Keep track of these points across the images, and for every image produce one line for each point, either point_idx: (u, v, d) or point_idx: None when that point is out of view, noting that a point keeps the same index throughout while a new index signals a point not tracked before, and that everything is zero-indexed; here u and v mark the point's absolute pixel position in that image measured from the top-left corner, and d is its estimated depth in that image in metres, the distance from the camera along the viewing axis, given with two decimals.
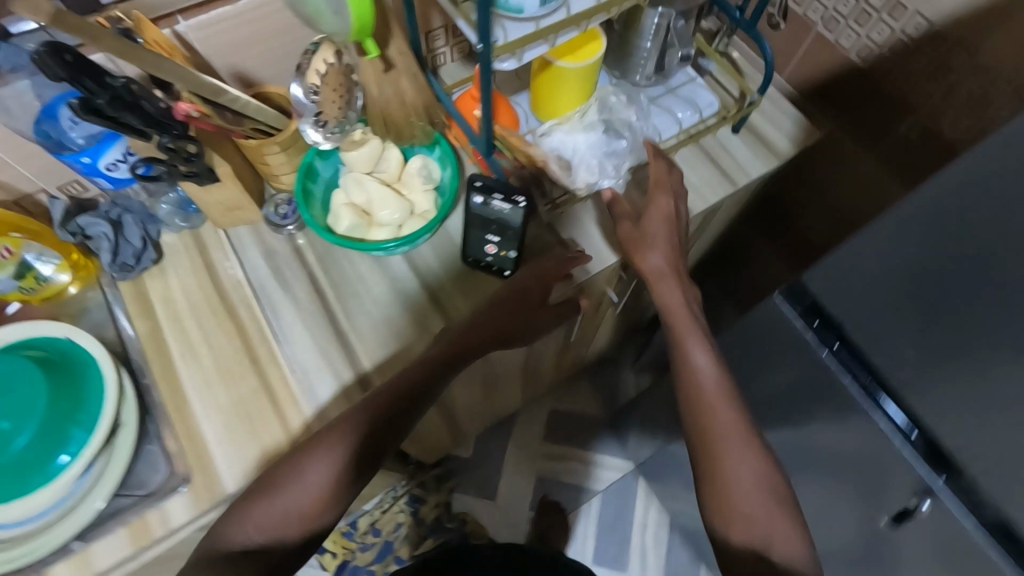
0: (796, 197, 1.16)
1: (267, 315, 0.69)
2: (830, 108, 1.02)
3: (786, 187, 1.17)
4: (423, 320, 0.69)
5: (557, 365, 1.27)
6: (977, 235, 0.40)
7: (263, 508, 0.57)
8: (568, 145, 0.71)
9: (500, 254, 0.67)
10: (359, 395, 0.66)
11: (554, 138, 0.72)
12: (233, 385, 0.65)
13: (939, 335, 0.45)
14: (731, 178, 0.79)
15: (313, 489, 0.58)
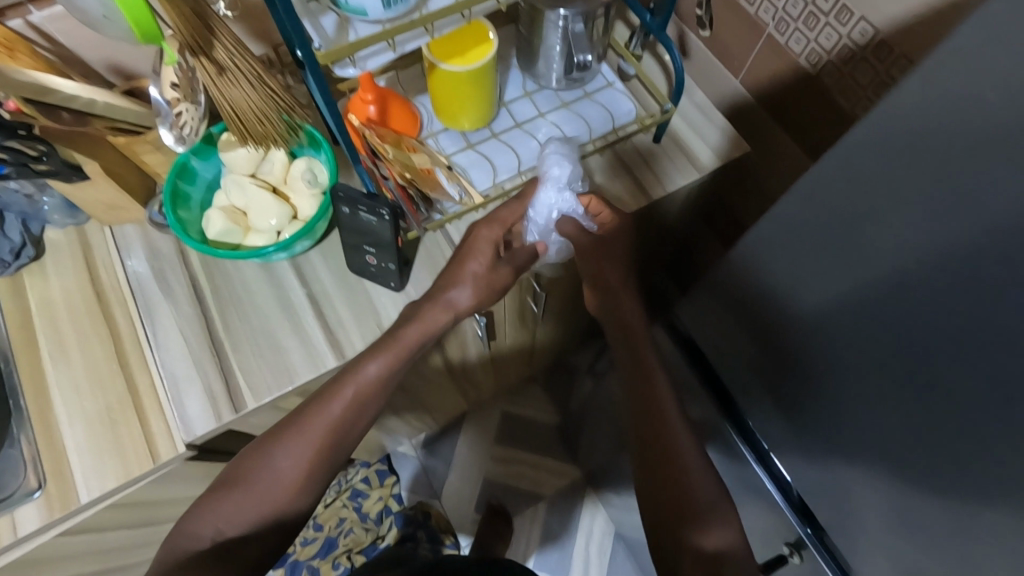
0: (748, 209, 1.11)
1: (143, 318, 0.66)
2: (781, 116, 0.96)
3: (737, 196, 1.11)
4: (303, 330, 0.67)
5: (499, 370, 1.23)
6: (879, 299, 0.37)
7: (228, 503, 0.58)
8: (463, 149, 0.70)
9: (381, 265, 0.64)
10: (227, 408, 0.63)
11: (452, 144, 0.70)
12: (100, 390, 0.63)
13: (868, 361, 0.41)
14: (646, 190, 0.75)
15: (287, 470, 0.58)
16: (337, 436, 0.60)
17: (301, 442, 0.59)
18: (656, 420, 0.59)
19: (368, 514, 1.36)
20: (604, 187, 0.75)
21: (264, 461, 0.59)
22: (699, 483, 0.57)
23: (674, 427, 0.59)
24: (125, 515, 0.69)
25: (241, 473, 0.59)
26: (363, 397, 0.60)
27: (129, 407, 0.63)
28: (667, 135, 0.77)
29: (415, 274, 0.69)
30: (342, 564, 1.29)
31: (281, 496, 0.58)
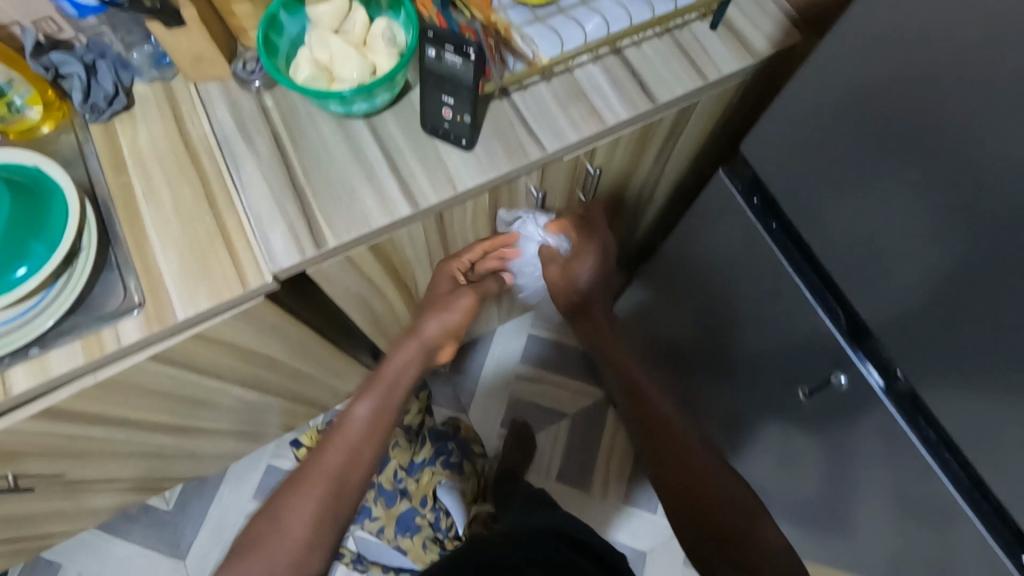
0: None
1: (228, 165, 0.71)
2: None
3: None
4: (378, 182, 0.71)
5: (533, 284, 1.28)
6: None
7: (249, 562, 0.65)
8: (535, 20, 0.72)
9: (455, 119, 0.68)
10: (307, 245, 0.68)
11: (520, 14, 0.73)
12: (192, 225, 0.68)
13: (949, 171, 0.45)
14: (700, 72, 0.78)
15: (295, 522, 0.67)
16: (337, 477, 0.71)
17: (306, 486, 0.70)
18: (676, 451, 0.81)
19: (410, 426, 1.37)
20: (661, 68, 0.78)
21: (276, 517, 0.68)
22: (716, 493, 0.77)
23: (684, 452, 0.80)
24: (207, 352, 0.75)
25: (256, 536, 0.67)
26: (354, 439, 0.74)
27: (218, 242, 0.67)
28: (723, 24, 0.80)
29: (483, 138, 0.73)
30: (402, 478, 1.35)
31: (293, 550, 0.66)
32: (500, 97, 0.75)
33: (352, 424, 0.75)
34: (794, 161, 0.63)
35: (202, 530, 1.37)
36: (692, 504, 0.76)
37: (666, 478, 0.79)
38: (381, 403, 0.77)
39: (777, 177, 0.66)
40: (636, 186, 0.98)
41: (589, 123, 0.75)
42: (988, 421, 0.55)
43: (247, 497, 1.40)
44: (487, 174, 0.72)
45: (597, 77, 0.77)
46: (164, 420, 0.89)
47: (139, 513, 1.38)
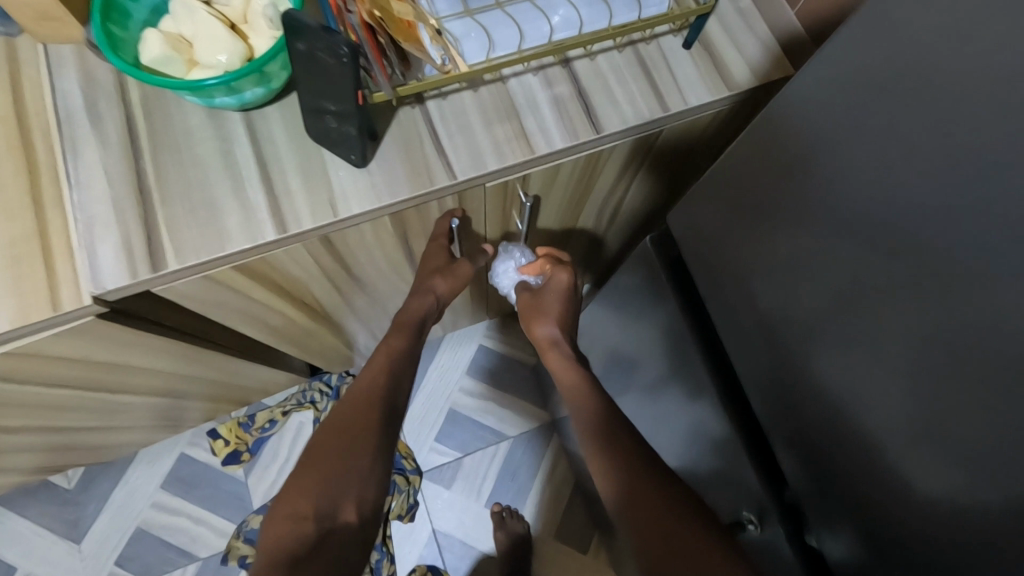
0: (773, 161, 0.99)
1: (65, 151, 0.58)
2: None
3: None
4: (242, 194, 0.58)
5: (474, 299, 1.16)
6: None
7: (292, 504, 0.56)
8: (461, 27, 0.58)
9: (341, 131, 0.56)
10: (141, 265, 0.55)
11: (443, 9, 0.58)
12: (6, 222, 0.56)
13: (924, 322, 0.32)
14: (663, 99, 0.64)
15: (357, 450, 0.60)
16: (380, 411, 0.65)
17: (355, 426, 0.63)
18: (663, 493, 0.60)
19: None
20: (617, 87, 0.64)
21: (336, 447, 0.60)
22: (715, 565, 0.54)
23: (665, 487, 0.61)
24: (38, 366, 0.64)
25: (308, 464, 0.59)
26: (394, 370, 0.70)
27: (34, 246, 0.55)
28: (700, 42, 0.66)
29: (382, 153, 0.60)
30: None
31: (362, 478, 0.59)
32: (411, 104, 0.62)
33: (385, 356, 0.71)
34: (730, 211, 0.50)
35: (102, 515, 1.29)
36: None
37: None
38: (412, 342, 0.74)
39: (722, 255, 0.53)
40: (589, 209, 0.86)
41: (515, 147, 0.62)
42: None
43: (154, 485, 1.31)
44: (381, 199, 0.59)
45: (535, 91, 0.63)
46: (16, 422, 0.79)
47: (38, 488, 1.30)
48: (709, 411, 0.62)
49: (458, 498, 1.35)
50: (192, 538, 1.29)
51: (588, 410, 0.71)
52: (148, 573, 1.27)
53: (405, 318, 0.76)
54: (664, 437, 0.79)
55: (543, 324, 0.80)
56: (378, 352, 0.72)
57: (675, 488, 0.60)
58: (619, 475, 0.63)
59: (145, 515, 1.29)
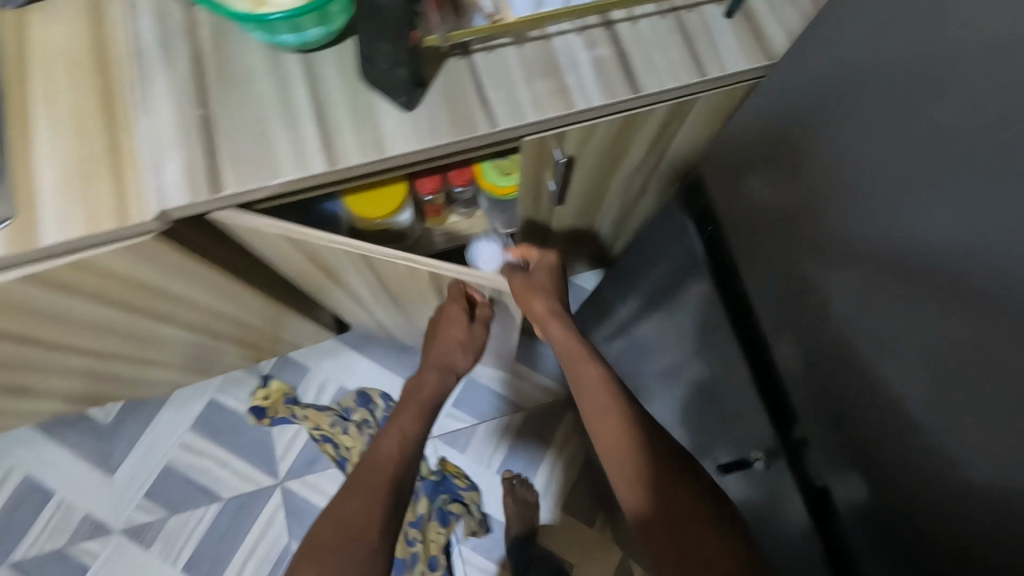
0: None
1: (138, 79, 0.63)
2: None
3: None
4: (296, 128, 0.62)
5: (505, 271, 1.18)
6: None
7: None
8: None
9: (392, 73, 0.59)
10: (203, 188, 0.60)
11: None
12: (83, 140, 0.61)
13: None
14: (701, 66, 0.66)
15: (356, 528, 0.70)
16: (395, 474, 0.76)
17: (361, 504, 0.72)
18: (669, 476, 0.67)
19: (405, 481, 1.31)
20: (657, 51, 0.66)
21: (341, 525, 0.71)
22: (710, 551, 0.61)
23: (669, 466, 0.67)
24: (99, 281, 0.69)
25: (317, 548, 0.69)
26: (398, 449, 0.79)
27: (107, 163, 0.60)
28: (741, 13, 0.68)
29: (428, 99, 0.63)
30: (415, 539, 1.28)
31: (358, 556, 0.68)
32: (459, 55, 0.64)
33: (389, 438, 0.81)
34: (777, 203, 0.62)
35: (134, 450, 1.36)
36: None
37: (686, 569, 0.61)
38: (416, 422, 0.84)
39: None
40: (620, 178, 0.88)
41: (555, 103, 0.64)
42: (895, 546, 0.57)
43: (184, 427, 1.37)
44: (424, 143, 0.62)
45: (577, 51, 0.66)
46: (69, 340, 0.85)
47: (76, 420, 1.37)
48: None
49: (470, 465, 1.38)
50: (216, 480, 1.35)
51: (593, 378, 0.75)
52: (173, 508, 1.33)
53: (420, 398, 0.87)
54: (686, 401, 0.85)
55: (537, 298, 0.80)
56: (392, 431, 0.82)
57: (677, 468, 0.67)
58: (623, 442, 0.69)
59: (174, 454, 1.36)
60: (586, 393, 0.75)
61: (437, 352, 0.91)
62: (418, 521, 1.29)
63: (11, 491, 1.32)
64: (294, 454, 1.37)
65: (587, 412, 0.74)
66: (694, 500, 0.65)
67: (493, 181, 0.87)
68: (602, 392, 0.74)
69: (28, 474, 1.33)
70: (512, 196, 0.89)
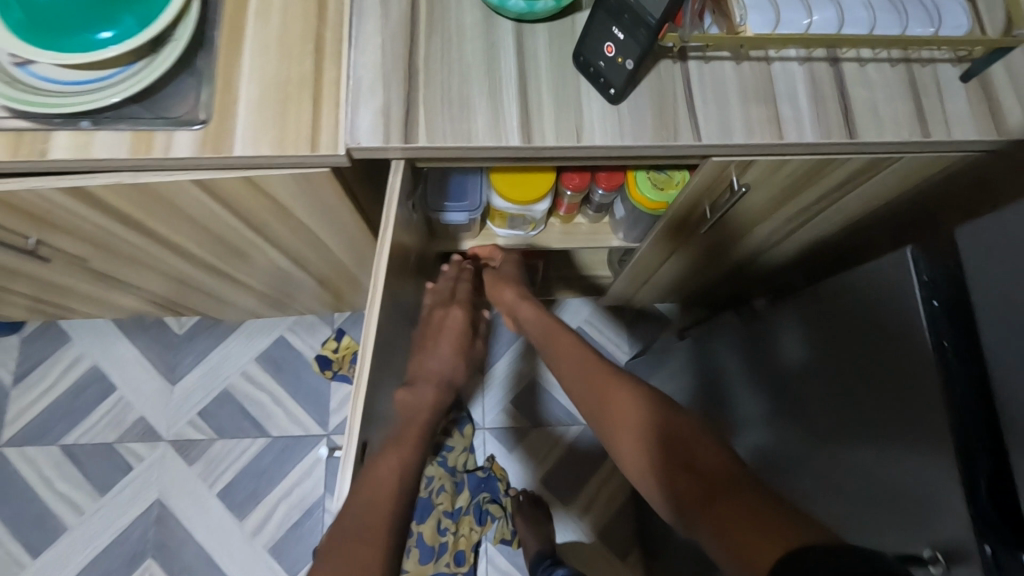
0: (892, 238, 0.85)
1: (352, 12, 0.62)
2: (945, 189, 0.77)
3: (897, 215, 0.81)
4: (497, 97, 0.60)
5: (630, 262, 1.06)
6: None
7: None
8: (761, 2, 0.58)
9: (615, 60, 0.57)
10: (395, 135, 0.58)
11: None
12: (289, 60, 0.60)
13: None
14: (925, 127, 0.62)
15: None
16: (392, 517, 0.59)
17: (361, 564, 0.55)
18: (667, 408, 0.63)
19: (453, 466, 1.30)
20: (880, 101, 0.62)
21: None
22: (712, 459, 0.56)
23: (655, 395, 0.64)
24: (252, 202, 0.68)
25: None
26: (398, 468, 0.62)
27: (308, 88, 0.59)
28: (978, 80, 0.63)
29: (635, 96, 0.61)
30: (446, 530, 1.24)
31: None
32: (674, 59, 0.62)
33: (377, 477, 0.60)
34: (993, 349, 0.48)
35: (198, 366, 1.38)
36: (759, 533, 0.47)
37: (711, 503, 0.52)
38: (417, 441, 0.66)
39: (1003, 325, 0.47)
40: (775, 218, 0.84)
41: (766, 130, 0.60)
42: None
43: (249, 356, 1.39)
44: (624, 140, 0.59)
45: (797, 80, 0.62)
46: (195, 250, 0.85)
47: (151, 324, 1.40)
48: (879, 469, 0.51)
49: (514, 463, 1.38)
50: (267, 416, 1.35)
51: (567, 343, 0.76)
52: (221, 432, 1.34)
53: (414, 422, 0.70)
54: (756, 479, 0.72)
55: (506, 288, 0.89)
56: (384, 462, 0.62)
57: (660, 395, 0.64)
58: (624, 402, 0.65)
59: (234, 379, 1.37)
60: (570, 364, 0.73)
61: (428, 361, 0.79)
62: (454, 512, 1.26)
63: (76, 377, 1.36)
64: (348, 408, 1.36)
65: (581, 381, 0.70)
66: (683, 418, 0.61)
67: (643, 194, 0.83)
68: (589, 363, 0.71)
69: (96, 365, 1.37)
70: (658, 212, 0.85)
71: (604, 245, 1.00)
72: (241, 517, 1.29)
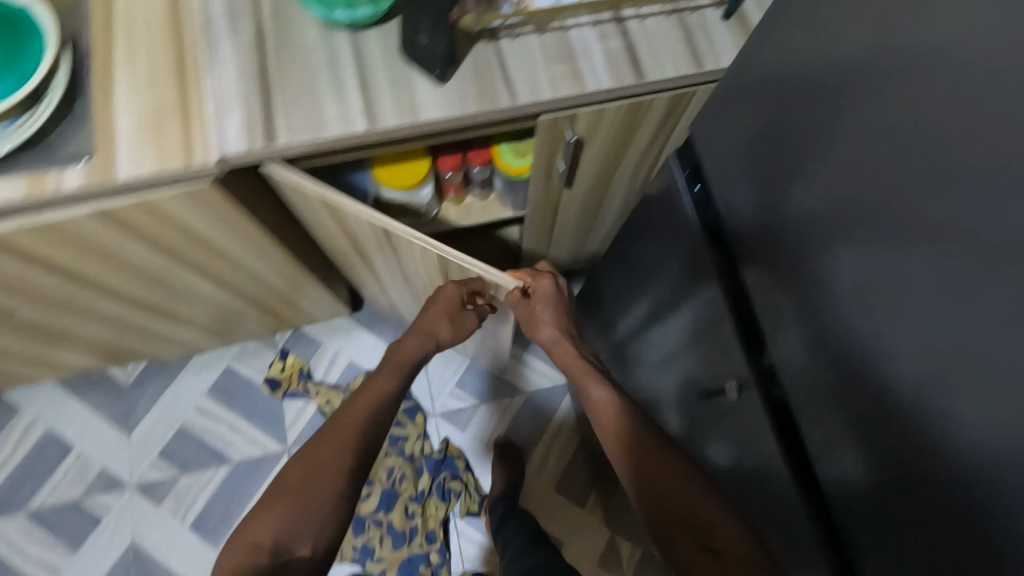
0: None
1: (206, 44, 0.72)
2: None
3: None
4: (342, 93, 0.71)
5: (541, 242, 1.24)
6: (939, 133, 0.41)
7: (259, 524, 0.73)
8: None
9: (429, 49, 0.68)
10: (260, 139, 0.69)
11: None
12: (157, 92, 0.70)
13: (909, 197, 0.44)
14: (699, 61, 0.75)
15: (303, 475, 0.75)
16: (368, 426, 0.80)
17: (333, 458, 0.76)
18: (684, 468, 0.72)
19: (411, 454, 1.39)
20: (663, 50, 0.75)
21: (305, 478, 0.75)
22: (727, 542, 0.67)
23: (656, 430, 0.76)
24: (152, 225, 0.77)
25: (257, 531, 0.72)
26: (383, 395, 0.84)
27: (177, 113, 0.69)
28: (738, 16, 0.77)
29: (459, 76, 0.72)
30: (415, 513, 1.35)
31: (295, 504, 0.73)
32: (487, 40, 0.74)
33: (367, 392, 0.84)
34: (734, 223, 0.67)
35: (153, 410, 1.43)
36: None
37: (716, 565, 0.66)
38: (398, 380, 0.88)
39: (734, 206, 0.65)
40: (627, 163, 0.96)
41: (570, 84, 0.73)
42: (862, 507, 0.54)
43: (201, 391, 1.45)
44: (455, 112, 0.71)
45: (591, 40, 0.75)
46: (114, 286, 0.92)
47: (99, 379, 1.44)
48: (710, 326, 0.73)
49: (472, 442, 1.44)
50: (228, 444, 1.41)
51: (597, 399, 0.81)
52: (185, 467, 1.39)
53: (404, 355, 0.92)
54: (678, 395, 0.89)
55: (546, 329, 0.89)
56: (369, 388, 0.85)
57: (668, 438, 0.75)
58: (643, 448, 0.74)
59: (190, 416, 1.43)
60: (599, 410, 0.80)
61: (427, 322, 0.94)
62: (419, 496, 1.36)
63: (33, 444, 1.39)
64: (303, 422, 1.43)
65: (601, 414, 0.80)
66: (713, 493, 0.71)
67: (508, 162, 0.95)
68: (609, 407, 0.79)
69: (50, 428, 1.40)
70: (525, 176, 0.97)
71: (497, 217, 1.11)
72: (217, 542, 1.34)
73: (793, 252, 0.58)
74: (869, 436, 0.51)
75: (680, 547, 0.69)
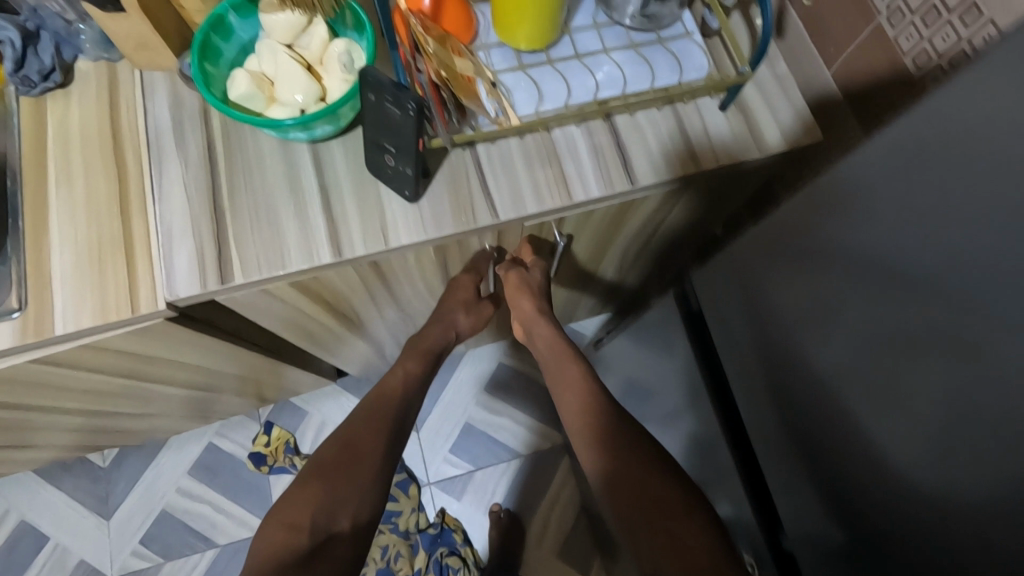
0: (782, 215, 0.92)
1: (151, 167, 0.65)
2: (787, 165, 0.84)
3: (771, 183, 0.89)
4: (304, 217, 0.64)
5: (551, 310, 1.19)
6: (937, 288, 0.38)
7: (296, 503, 0.70)
8: (520, 87, 0.65)
9: (398, 168, 0.61)
10: (212, 276, 0.62)
11: (510, 76, 0.65)
12: (97, 225, 0.63)
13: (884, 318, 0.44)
14: (697, 158, 0.69)
15: (340, 452, 0.75)
16: (391, 413, 0.81)
17: (367, 437, 0.77)
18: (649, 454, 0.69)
19: (406, 530, 1.33)
20: (657, 147, 0.69)
21: (342, 458, 0.74)
22: (687, 533, 0.61)
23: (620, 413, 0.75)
24: (103, 359, 0.70)
25: (290, 506, 0.70)
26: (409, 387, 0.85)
27: (119, 250, 0.63)
28: (735, 105, 0.71)
29: (432, 191, 0.66)
30: None
31: (337, 477, 0.72)
32: (462, 147, 0.67)
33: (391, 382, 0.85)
34: (727, 300, 0.68)
35: (132, 492, 1.36)
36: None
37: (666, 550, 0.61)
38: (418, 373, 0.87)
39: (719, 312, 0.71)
40: (619, 246, 0.90)
41: (556, 193, 0.66)
42: (867, 549, 0.52)
43: (181, 470, 1.38)
44: (428, 233, 0.64)
45: (577, 140, 0.68)
46: (72, 405, 0.86)
47: (74, 463, 1.37)
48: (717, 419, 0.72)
49: (468, 510, 1.38)
50: (211, 526, 1.35)
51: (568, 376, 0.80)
52: (168, 553, 1.32)
53: (428, 343, 0.89)
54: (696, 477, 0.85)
55: (525, 300, 0.84)
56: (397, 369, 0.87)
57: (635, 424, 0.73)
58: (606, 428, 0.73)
59: (171, 497, 1.36)
60: (570, 395, 0.79)
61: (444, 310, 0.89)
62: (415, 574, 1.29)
63: (5, 536, 1.32)
64: None
65: (576, 398, 0.77)
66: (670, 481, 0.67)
67: None
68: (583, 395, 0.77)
69: (23, 518, 1.33)
70: None
71: None
72: None
73: (794, 324, 0.56)
74: (861, 470, 0.50)
75: (634, 534, 0.64)
